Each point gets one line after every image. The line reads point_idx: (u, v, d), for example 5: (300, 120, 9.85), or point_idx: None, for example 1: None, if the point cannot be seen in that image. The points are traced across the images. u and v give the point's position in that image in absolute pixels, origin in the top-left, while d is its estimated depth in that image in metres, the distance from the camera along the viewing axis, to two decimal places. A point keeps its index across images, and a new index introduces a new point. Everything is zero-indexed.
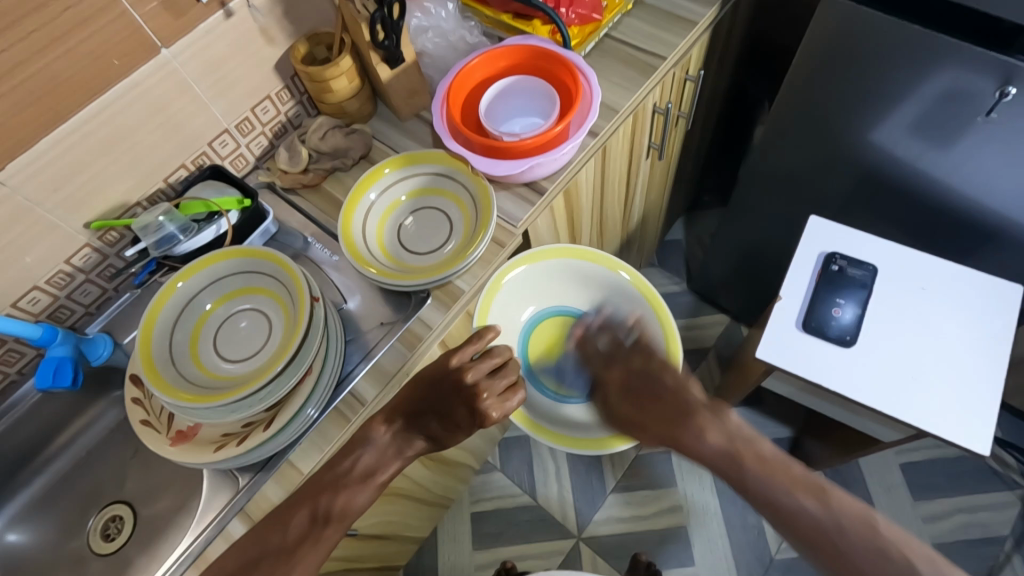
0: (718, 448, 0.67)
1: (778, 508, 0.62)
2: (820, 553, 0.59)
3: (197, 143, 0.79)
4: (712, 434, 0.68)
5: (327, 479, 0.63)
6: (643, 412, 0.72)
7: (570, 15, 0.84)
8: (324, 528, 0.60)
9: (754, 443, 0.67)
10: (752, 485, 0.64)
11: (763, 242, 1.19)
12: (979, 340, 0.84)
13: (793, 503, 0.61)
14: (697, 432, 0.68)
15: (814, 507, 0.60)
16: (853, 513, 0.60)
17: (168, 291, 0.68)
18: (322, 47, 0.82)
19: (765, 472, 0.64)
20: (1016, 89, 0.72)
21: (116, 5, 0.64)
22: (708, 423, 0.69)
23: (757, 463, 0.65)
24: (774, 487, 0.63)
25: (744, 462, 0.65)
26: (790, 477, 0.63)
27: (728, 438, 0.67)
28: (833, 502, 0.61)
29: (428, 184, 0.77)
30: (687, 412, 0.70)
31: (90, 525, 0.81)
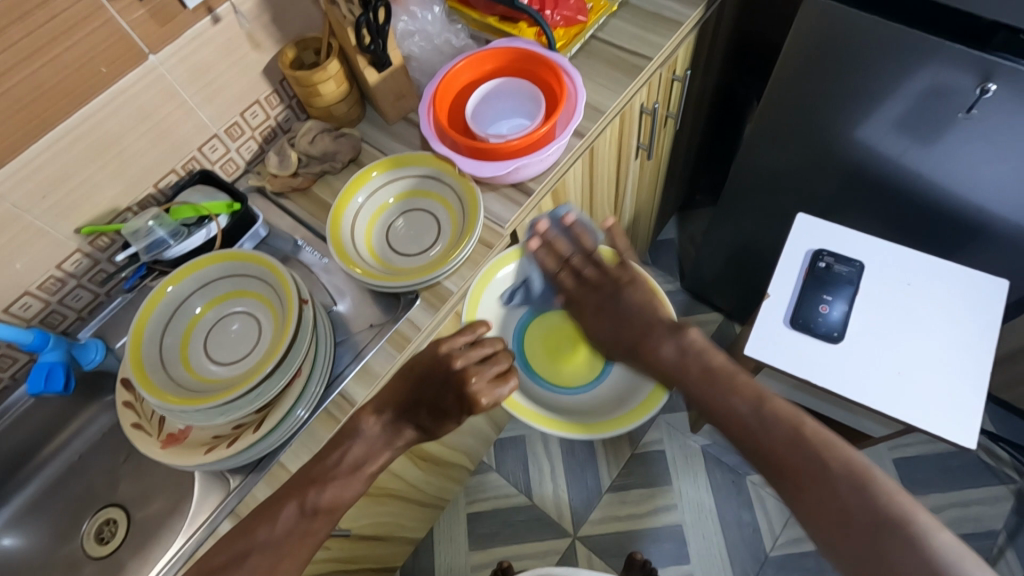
0: (673, 360, 0.68)
1: (716, 413, 0.62)
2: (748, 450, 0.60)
3: (186, 148, 0.79)
4: (665, 350, 0.69)
5: (315, 471, 0.63)
6: (613, 328, 0.73)
7: (555, 17, 0.85)
8: (312, 522, 0.60)
9: (704, 356, 0.67)
10: (696, 395, 0.65)
11: (753, 240, 1.20)
12: (965, 335, 0.84)
13: (726, 404, 0.62)
14: (651, 347, 0.70)
15: (746, 409, 0.61)
16: (784, 413, 0.60)
17: (158, 295, 0.69)
18: (310, 51, 0.83)
19: (710, 383, 0.64)
20: (996, 86, 0.73)
21: (102, 12, 0.64)
22: (663, 339, 0.69)
23: (701, 376, 0.65)
24: (713, 394, 0.63)
25: (688, 376, 0.66)
26: (731, 384, 0.63)
27: (681, 352, 0.68)
28: (768, 406, 0.60)
29: (416, 186, 0.78)
30: (648, 328, 0.71)
31: (84, 529, 0.82)
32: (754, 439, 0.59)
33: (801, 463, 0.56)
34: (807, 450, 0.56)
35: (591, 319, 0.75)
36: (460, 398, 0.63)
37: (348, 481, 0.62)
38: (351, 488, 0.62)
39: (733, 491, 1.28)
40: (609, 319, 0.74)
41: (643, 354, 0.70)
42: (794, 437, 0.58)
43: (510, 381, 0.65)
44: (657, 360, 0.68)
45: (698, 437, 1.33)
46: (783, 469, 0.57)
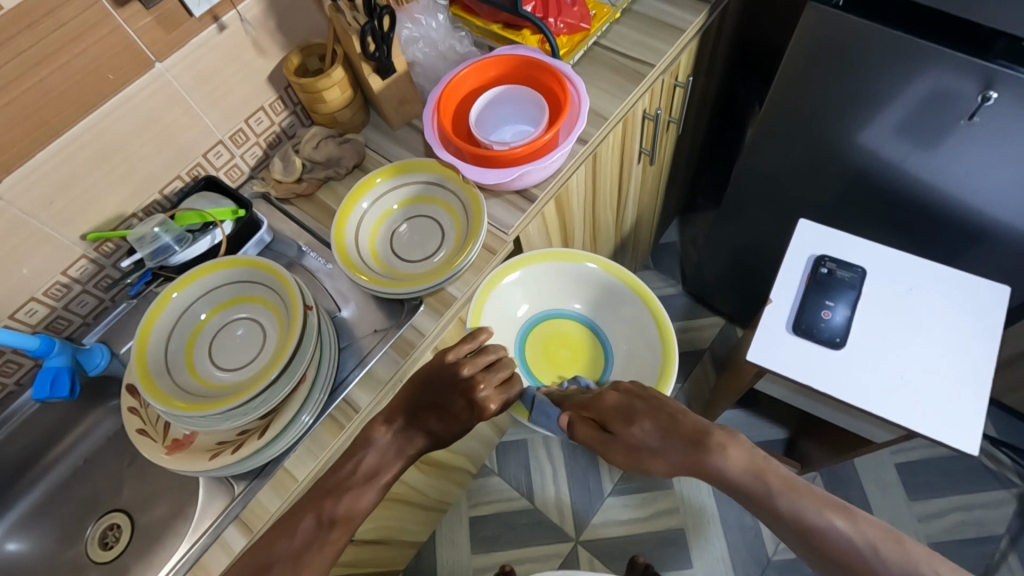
0: (741, 471, 0.58)
1: (807, 529, 0.55)
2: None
3: (191, 154, 0.80)
4: (729, 456, 0.59)
5: (330, 483, 0.63)
6: (651, 438, 0.63)
7: (558, 24, 0.85)
8: (329, 533, 0.59)
9: (767, 471, 0.58)
10: (784, 513, 0.56)
11: (755, 245, 1.20)
12: (967, 341, 0.84)
13: (822, 524, 0.55)
14: (710, 455, 0.59)
15: (847, 527, 0.54)
16: (881, 530, 0.53)
17: (163, 301, 0.69)
18: (315, 58, 0.84)
19: (794, 495, 0.56)
20: (997, 93, 0.73)
21: (109, 20, 0.65)
22: (727, 441, 0.59)
23: (780, 486, 0.57)
24: (798, 508, 0.56)
25: (769, 486, 0.57)
26: (814, 496, 0.56)
27: (749, 459, 0.59)
28: (861, 520, 0.54)
29: (420, 192, 0.78)
30: (701, 434, 0.61)
31: (89, 533, 0.82)
32: (864, 567, 0.52)
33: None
34: (902, 562, 0.51)
35: (626, 430, 0.65)
36: (472, 404, 0.67)
37: (365, 486, 0.63)
38: (368, 495, 0.63)
39: (735, 495, 1.28)
40: (645, 422, 0.65)
41: (698, 460, 0.60)
42: (910, 563, 0.51)
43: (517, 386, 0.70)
44: (719, 471, 0.58)
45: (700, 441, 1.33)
46: None
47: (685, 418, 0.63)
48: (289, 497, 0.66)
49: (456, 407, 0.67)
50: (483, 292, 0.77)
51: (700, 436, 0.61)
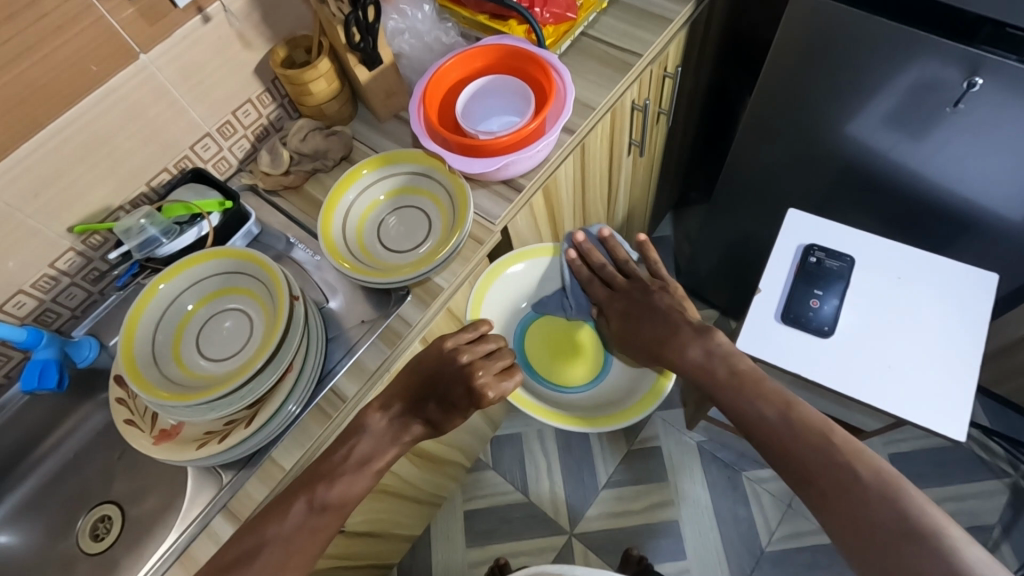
0: (696, 361, 0.75)
1: (746, 419, 0.69)
2: (775, 451, 0.66)
3: (178, 146, 0.80)
4: (692, 351, 0.75)
5: (323, 469, 0.66)
6: (636, 331, 0.81)
7: (544, 15, 0.85)
8: (321, 517, 0.63)
9: (732, 359, 0.74)
10: (729, 400, 0.71)
11: (746, 237, 1.20)
12: (955, 329, 0.85)
13: (753, 408, 0.69)
14: (679, 345, 0.76)
15: (774, 414, 0.67)
16: (810, 423, 0.65)
17: (150, 292, 0.69)
18: (301, 50, 0.83)
19: (738, 386, 0.71)
20: (982, 79, 0.73)
21: (92, 12, 0.65)
22: (692, 340, 0.76)
23: (731, 380, 0.72)
24: (740, 398, 0.70)
25: (721, 381, 0.72)
26: (758, 392, 0.69)
27: (708, 354, 0.75)
28: (794, 413, 0.66)
29: (407, 183, 0.78)
30: (674, 331, 0.78)
31: (80, 526, 0.83)
32: (789, 451, 0.64)
33: (827, 472, 0.61)
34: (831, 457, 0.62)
35: (616, 323, 0.83)
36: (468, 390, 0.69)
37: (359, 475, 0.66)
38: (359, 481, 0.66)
39: (729, 487, 1.28)
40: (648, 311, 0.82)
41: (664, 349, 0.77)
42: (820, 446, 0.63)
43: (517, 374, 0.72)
44: (684, 359, 0.75)
45: (693, 433, 1.34)
46: (814, 473, 0.62)
47: (671, 317, 0.80)
48: (276, 487, 0.66)
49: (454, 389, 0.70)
50: (484, 279, 0.81)
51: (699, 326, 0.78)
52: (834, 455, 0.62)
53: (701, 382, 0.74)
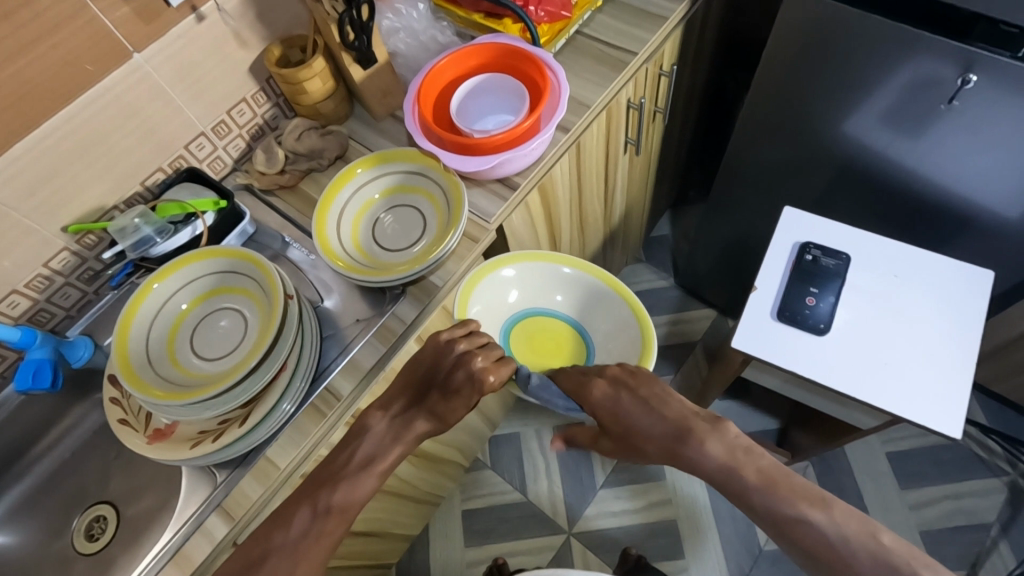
0: (718, 458, 0.63)
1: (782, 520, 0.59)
2: (831, 571, 0.56)
3: (172, 146, 0.80)
4: (711, 446, 0.64)
5: (326, 474, 0.65)
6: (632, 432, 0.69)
7: (539, 13, 0.84)
8: (325, 523, 0.61)
9: (754, 453, 0.63)
10: (761, 504, 0.60)
11: (743, 235, 1.20)
12: (950, 326, 0.85)
13: (796, 515, 0.58)
14: (693, 445, 0.64)
15: (819, 519, 0.58)
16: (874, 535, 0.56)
17: (144, 291, 0.69)
18: (296, 50, 0.84)
19: (772, 489, 0.60)
20: (976, 76, 0.73)
21: (86, 11, 0.65)
22: (707, 434, 0.65)
23: (760, 481, 0.61)
24: (772, 497, 0.60)
25: (750, 485, 0.61)
26: (790, 489, 0.60)
27: (728, 448, 0.63)
28: (837, 513, 0.58)
29: (401, 182, 0.78)
30: (684, 428, 0.66)
31: (75, 526, 0.82)
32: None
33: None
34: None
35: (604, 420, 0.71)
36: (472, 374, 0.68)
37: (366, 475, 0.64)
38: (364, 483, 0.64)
39: None
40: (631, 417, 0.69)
41: (681, 460, 0.65)
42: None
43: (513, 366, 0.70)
44: (699, 460, 0.64)
45: None
46: None
47: (661, 423, 0.67)
48: (271, 485, 0.66)
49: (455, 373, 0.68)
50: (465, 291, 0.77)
51: (683, 420, 0.67)
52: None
53: (725, 488, 0.63)
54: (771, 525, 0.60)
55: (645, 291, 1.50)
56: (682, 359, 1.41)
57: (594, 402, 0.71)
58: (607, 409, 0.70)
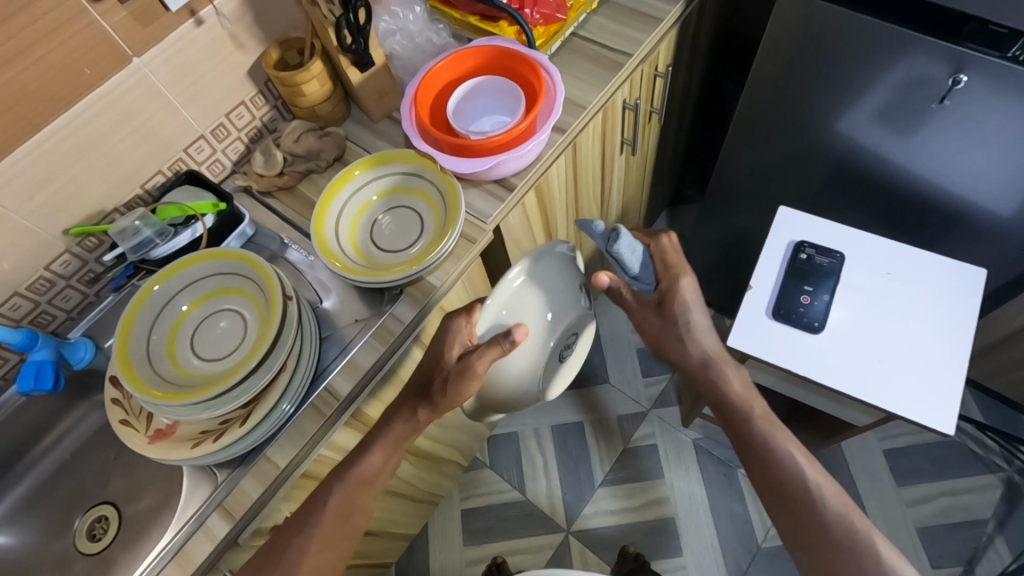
0: (739, 392, 0.77)
1: (766, 458, 0.73)
2: (793, 500, 0.70)
3: (171, 149, 0.80)
4: (732, 376, 0.78)
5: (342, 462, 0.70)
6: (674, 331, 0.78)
7: (534, 15, 0.85)
8: (341, 504, 0.68)
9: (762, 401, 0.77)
10: (756, 440, 0.74)
11: (739, 234, 1.21)
12: (945, 324, 0.85)
13: (774, 448, 0.73)
14: (720, 373, 0.78)
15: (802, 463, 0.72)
16: (836, 490, 0.70)
17: (145, 292, 0.70)
18: (294, 52, 0.84)
19: (769, 427, 0.75)
20: (967, 76, 0.74)
21: (84, 16, 0.66)
22: (730, 367, 0.78)
23: (761, 419, 0.76)
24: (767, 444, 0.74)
25: (754, 420, 0.75)
26: (780, 439, 0.74)
27: (745, 386, 0.78)
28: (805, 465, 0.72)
29: (399, 183, 0.79)
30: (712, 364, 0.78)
31: (76, 526, 0.83)
32: (806, 500, 0.69)
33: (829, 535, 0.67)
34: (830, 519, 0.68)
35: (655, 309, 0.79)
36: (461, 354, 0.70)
37: (375, 456, 0.70)
38: (373, 463, 0.70)
39: (725, 484, 1.29)
40: (688, 317, 0.78)
41: (706, 375, 0.79)
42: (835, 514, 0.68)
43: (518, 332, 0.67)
44: (719, 384, 0.78)
45: (689, 431, 1.34)
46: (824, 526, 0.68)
47: (705, 344, 0.78)
48: (270, 485, 0.67)
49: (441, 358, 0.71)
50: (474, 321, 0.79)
51: (720, 351, 0.79)
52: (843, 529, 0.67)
53: (728, 415, 0.78)
54: (752, 449, 0.75)
55: None
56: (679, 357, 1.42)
57: (670, 288, 0.78)
58: (674, 308, 0.77)
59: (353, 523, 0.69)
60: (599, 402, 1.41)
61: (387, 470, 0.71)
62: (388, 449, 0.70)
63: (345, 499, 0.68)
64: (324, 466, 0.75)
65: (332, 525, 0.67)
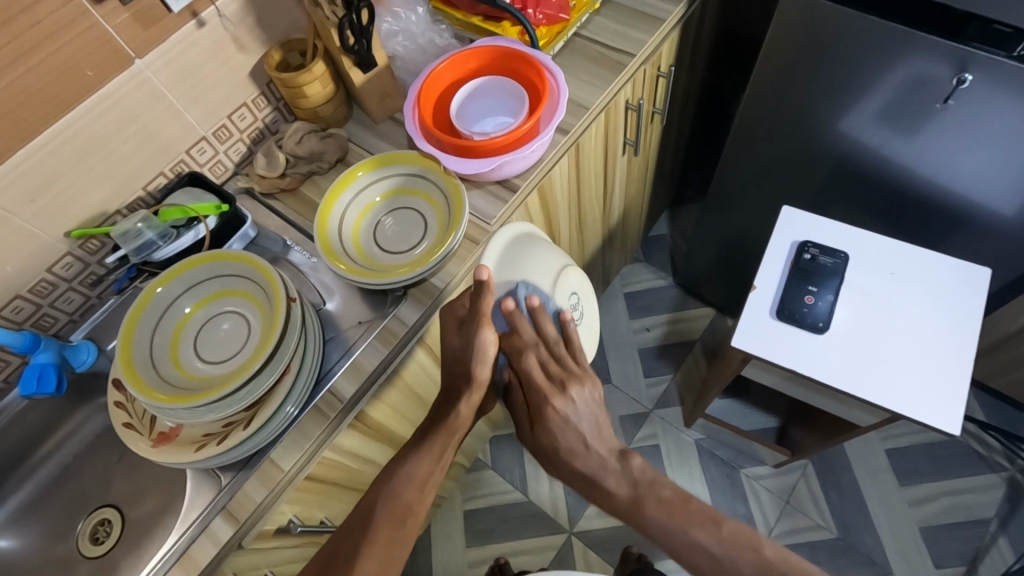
0: (624, 494, 0.67)
1: (677, 546, 0.64)
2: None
3: (173, 151, 0.80)
4: (614, 482, 0.68)
5: (388, 469, 0.69)
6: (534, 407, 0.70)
7: (537, 15, 0.85)
8: (397, 510, 0.65)
9: (656, 485, 0.67)
10: (651, 526, 0.65)
11: (741, 235, 1.21)
12: (949, 324, 0.85)
13: (684, 540, 0.64)
14: (600, 481, 0.68)
15: (709, 541, 0.63)
16: (740, 538, 0.63)
17: (147, 295, 0.69)
18: (296, 53, 0.84)
19: (668, 516, 0.65)
20: (971, 76, 0.74)
21: (86, 17, 0.65)
22: (611, 473, 0.68)
23: (658, 507, 0.65)
24: (671, 527, 0.64)
25: (644, 509, 0.66)
26: (686, 512, 0.65)
27: (633, 484, 0.67)
28: (725, 531, 0.63)
29: (402, 185, 0.79)
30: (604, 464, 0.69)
31: (79, 529, 0.83)
32: None
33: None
34: None
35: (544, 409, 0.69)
36: (460, 322, 0.68)
37: (421, 459, 0.68)
38: (423, 466, 0.68)
39: (727, 485, 1.28)
40: (566, 406, 0.69)
41: (590, 488, 0.70)
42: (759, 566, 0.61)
43: (483, 273, 0.63)
44: (606, 493, 0.68)
45: (691, 431, 1.34)
46: None
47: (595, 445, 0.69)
48: (274, 488, 0.67)
49: (450, 341, 0.68)
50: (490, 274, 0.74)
51: (612, 451, 0.70)
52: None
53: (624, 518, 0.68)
54: (657, 540, 0.66)
55: (643, 291, 1.51)
56: (681, 358, 1.42)
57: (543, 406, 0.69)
58: (561, 407, 0.68)
59: (411, 529, 0.65)
60: None
61: (437, 469, 0.69)
62: (436, 451, 0.69)
63: (397, 504, 0.65)
64: (328, 469, 0.75)
65: (388, 528, 0.64)
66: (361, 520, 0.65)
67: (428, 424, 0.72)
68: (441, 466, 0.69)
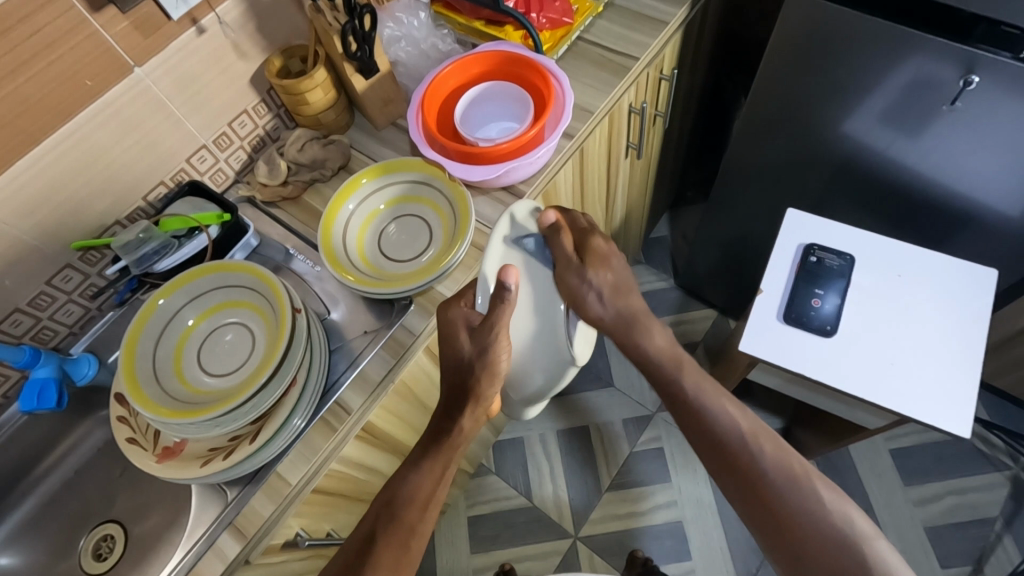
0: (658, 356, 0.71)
1: (701, 420, 0.68)
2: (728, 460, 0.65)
3: (174, 159, 0.79)
4: (650, 345, 0.71)
5: (389, 498, 0.66)
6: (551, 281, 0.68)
7: (540, 20, 0.86)
8: (400, 531, 0.63)
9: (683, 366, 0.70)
10: (686, 392, 0.69)
11: (744, 235, 1.20)
12: (956, 324, 0.85)
13: (712, 412, 0.68)
14: (636, 338, 0.71)
15: (729, 421, 0.67)
16: (757, 431, 0.66)
17: (150, 308, 0.68)
18: (297, 60, 0.83)
19: (702, 384, 0.70)
20: (978, 77, 0.74)
21: (85, 26, 0.64)
22: (649, 333, 0.71)
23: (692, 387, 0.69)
24: (702, 401, 0.68)
25: (680, 367, 0.70)
26: (716, 397, 0.68)
27: (669, 350, 0.71)
28: (746, 418, 0.67)
29: (407, 192, 0.78)
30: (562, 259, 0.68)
31: (81, 545, 0.81)
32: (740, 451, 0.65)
33: (790, 488, 0.62)
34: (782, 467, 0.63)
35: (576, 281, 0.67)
36: (472, 329, 0.65)
37: (423, 474, 0.66)
38: (425, 485, 0.66)
39: None
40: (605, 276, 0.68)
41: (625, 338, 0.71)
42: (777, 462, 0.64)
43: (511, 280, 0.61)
44: (641, 348, 0.71)
45: None
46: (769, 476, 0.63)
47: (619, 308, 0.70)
48: (281, 503, 0.66)
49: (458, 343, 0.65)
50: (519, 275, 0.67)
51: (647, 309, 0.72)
52: (790, 481, 0.62)
53: (651, 372, 0.71)
54: (685, 413, 0.69)
55: (646, 292, 1.51)
56: None
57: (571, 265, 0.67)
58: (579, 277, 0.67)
59: (416, 550, 0.63)
60: (603, 406, 1.39)
61: (442, 486, 0.67)
62: (437, 469, 0.67)
63: (400, 527, 0.63)
64: (334, 480, 0.74)
65: (392, 549, 0.62)
66: (360, 554, 0.63)
67: (430, 435, 0.70)
68: (445, 482, 0.68)
